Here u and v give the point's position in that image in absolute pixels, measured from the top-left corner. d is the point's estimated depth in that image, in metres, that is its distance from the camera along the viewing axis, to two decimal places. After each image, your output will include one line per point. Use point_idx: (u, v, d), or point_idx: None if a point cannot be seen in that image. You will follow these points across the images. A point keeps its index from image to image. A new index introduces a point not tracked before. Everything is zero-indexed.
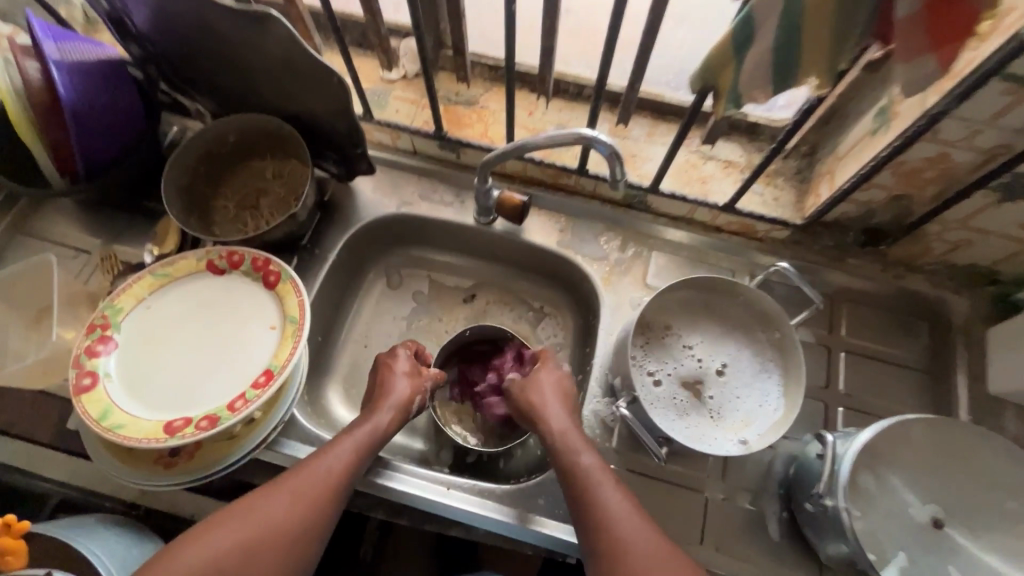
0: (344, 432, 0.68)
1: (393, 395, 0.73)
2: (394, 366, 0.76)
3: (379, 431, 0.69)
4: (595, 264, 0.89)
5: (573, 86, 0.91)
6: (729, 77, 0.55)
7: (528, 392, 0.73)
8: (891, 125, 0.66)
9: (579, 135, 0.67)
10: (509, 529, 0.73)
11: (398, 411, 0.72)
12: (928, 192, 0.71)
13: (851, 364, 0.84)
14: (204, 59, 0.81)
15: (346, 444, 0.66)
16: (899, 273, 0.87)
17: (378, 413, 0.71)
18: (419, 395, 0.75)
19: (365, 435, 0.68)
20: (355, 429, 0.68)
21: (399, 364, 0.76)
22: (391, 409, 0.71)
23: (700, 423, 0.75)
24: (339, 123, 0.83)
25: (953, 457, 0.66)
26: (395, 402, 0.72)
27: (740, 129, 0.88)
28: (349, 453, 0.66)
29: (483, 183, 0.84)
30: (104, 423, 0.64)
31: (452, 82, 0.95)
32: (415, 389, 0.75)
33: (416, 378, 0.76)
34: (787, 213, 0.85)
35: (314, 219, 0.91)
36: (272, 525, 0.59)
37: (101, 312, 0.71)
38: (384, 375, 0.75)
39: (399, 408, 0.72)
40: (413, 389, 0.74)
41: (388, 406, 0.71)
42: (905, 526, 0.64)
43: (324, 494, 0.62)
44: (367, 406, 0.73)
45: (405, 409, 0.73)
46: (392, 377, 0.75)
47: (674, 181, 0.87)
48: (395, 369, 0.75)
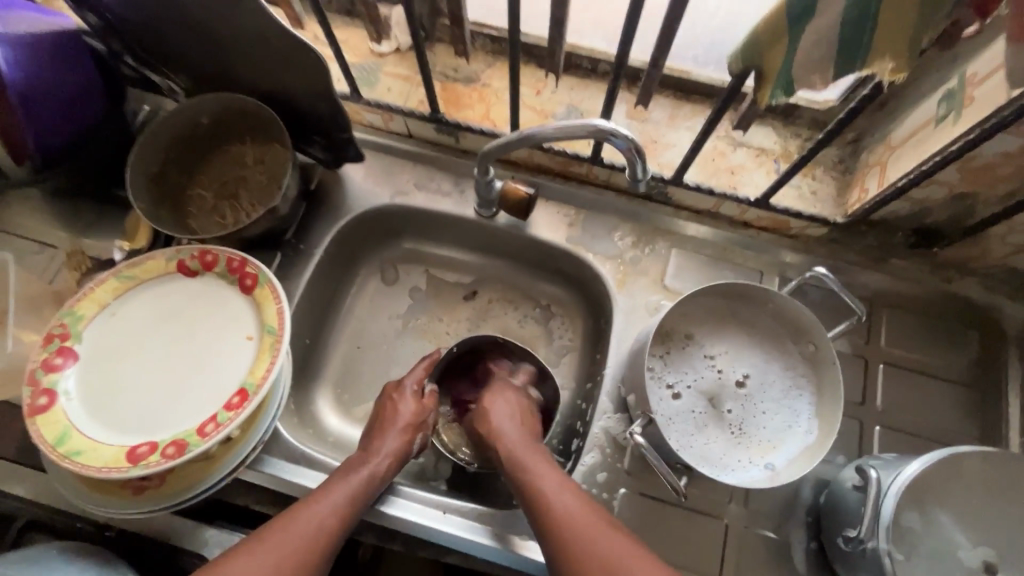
0: (336, 479, 0.63)
1: (394, 437, 0.69)
2: (398, 403, 0.72)
3: (377, 478, 0.65)
4: (609, 263, 0.80)
5: (586, 61, 0.80)
6: (781, 57, 0.45)
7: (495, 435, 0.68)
8: (963, 112, 0.56)
9: (595, 127, 0.58)
10: (510, 559, 0.66)
11: (396, 456, 0.68)
12: (999, 190, 0.61)
13: (893, 378, 0.75)
14: (167, 31, 0.72)
15: (337, 494, 0.62)
16: (949, 276, 0.77)
17: (377, 456, 0.67)
18: (420, 433, 0.72)
19: (362, 481, 0.64)
20: (351, 475, 0.64)
21: (404, 402, 0.73)
22: (392, 452, 0.68)
23: (724, 445, 0.68)
24: (322, 105, 0.73)
25: (1008, 493, 0.59)
26: (397, 445, 0.69)
27: (776, 111, 0.77)
28: (342, 502, 0.61)
29: (484, 173, 0.75)
30: (60, 449, 0.58)
31: (451, 55, 0.85)
32: (419, 428, 0.72)
33: (420, 414, 0.72)
34: (826, 209, 0.75)
35: (298, 211, 0.82)
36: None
37: (60, 320, 0.64)
38: (387, 415, 0.71)
39: (399, 452, 0.68)
40: (416, 428, 0.71)
41: (388, 449, 0.68)
42: (952, 571, 0.57)
43: (313, 551, 0.57)
44: (362, 447, 0.69)
45: (406, 452, 0.70)
46: (395, 416, 0.71)
47: (699, 171, 0.78)
48: (400, 409, 0.72)
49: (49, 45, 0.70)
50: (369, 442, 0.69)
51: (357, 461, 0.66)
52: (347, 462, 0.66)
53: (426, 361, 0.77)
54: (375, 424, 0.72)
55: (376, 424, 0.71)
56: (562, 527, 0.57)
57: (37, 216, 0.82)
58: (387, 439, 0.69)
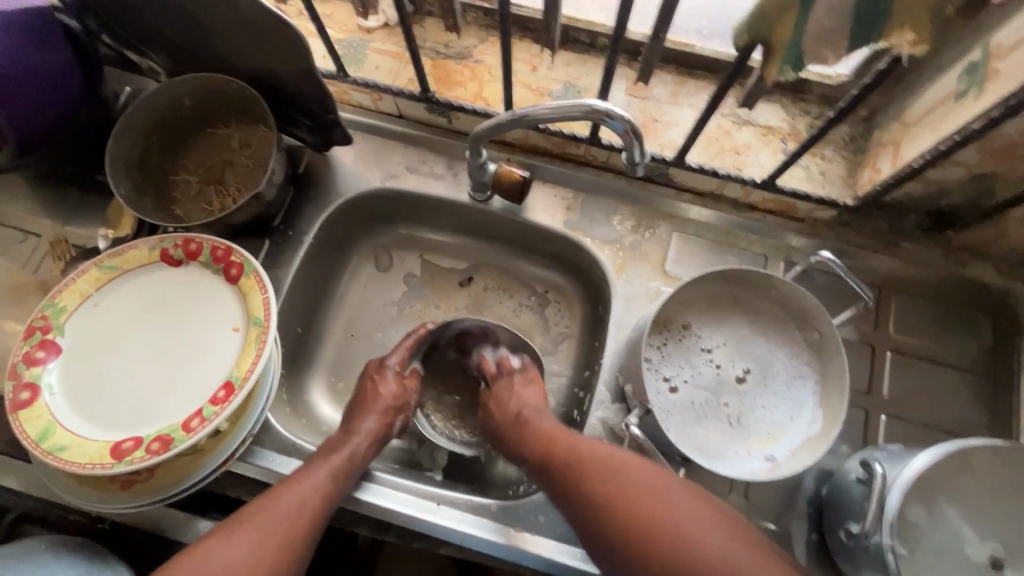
0: (316, 460, 0.63)
1: (374, 417, 0.69)
2: (379, 384, 0.71)
3: (358, 457, 0.65)
4: (607, 248, 0.78)
5: (584, 34, 0.76)
6: (789, 29, 0.42)
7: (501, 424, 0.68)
8: (986, 87, 0.52)
9: (590, 107, 0.55)
10: (505, 550, 0.66)
11: (376, 435, 0.68)
12: (1020, 171, 0.57)
13: (899, 366, 0.72)
14: (142, 8, 0.68)
15: (318, 474, 0.61)
16: (962, 260, 0.74)
17: (355, 437, 0.66)
18: (401, 414, 0.72)
19: (343, 460, 0.63)
20: (331, 456, 0.63)
21: (385, 382, 0.72)
22: (370, 432, 0.67)
23: (722, 436, 0.66)
24: (306, 85, 0.70)
25: (1018, 487, 0.57)
26: (375, 425, 0.68)
27: (784, 86, 0.73)
28: (324, 481, 0.60)
29: (476, 155, 0.71)
30: (44, 445, 0.57)
31: (441, 30, 0.81)
32: (400, 409, 0.71)
33: (401, 396, 0.72)
34: (835, 190, 0.72)
35: (286, 196, 0.80)
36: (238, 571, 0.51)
37: (41, 312, 0.63)
38: (367, 396, 0.70)
39: (378, 433, 0.68)
40: (396, 410, 0.71)
41: (366, 429, 0.67)
42: (957, 566, 0.56)
43: (298, 529, 0.56)
44: (342, 427, 0.68)
45: (386, 433, 0.69)
46: (376, 398, 0.70)
47: (702, 152, 0.74)
48: (380, 391, 0.71)
49: (19, 22, 0.66)
50: (349, 422, 0.69)
51: (336, 442, 0.66)
52: (326, 444, 0.65)
53: (411, 339, 0.75)
54: (356, 404, 0.71)
55: (357, 404, 0.70)
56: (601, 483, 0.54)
57: (18, 204, 0.80)
58: (366, 420, 0.68)
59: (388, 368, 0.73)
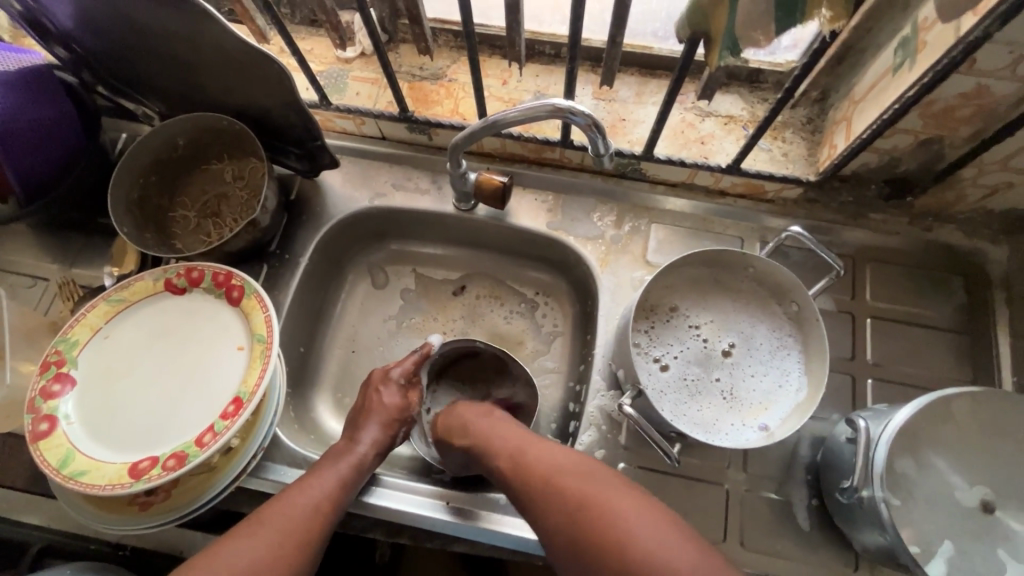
0: (324, 464, 0.65)
1: (377, 426, 0.70)
2: (383, 397, 0.73)
3: (363, 466, 0.66)
4: (590, 244, 0.81)
5: (549, 46, 0.81)
6: (723, 18, 0.46)
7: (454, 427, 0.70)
8: (916, 58, 0.56)
9: (554, 106, 0.59)
10: (514, 540, 0.67)
11: (378, 445, 0.70)
12: (963, 133, 0.61)
13: (879, 331, 0.75)
14: (135, 58, 0.73)
15: (330, 475, 0.63)
16: (927, 225, 0.78)
17: (361, 445, 0.68)
18: (405, 425, 0.74)
19: (350, 468, 0.65)
20: (339, 463, 0.65)
21: (388, 394, 0.73)
22: (373, 442, 0.69)
23: (714, 409, 0.68)
24: (291, 115, 0.75)
25: (997, 432, 0.60)
26: (376, 435, 0.70)
27: (740, 77, 0.78)
28: (334, 484, 0.63)
29: (457, 166, 0.76)
30: (64, 472, 0.59)
31: (415, 55, 0.86)
32: (402, 420, 0.73)
33: (404, 404, 0.74)
34: (798, 169, 0.76)
35: (281, 221, 0.84)
36: (258, 567, 0.53)
37: (55, 348, 0.66)
38: (372, 405, 0.72)
39: (380, 441, 0.70)
40: (399, 422, 0.73)
41: (369, 438, 0.69)
42: (950, 513, 0.57)
43: (312, 530, 0.58)
44: (345, 432, 0.71)
45: (388, 444, 0.71)
46: (379, 408, 0.72)
47: (669, 144, 0.78)
48: (384, 401, 0.73)
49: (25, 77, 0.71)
50: (352, 430, 0.70)
51: (340, 450, 0.67)
52: (330, 452, 0.67)
53: (417, 355, 0.77)
54: (357, 414, 0.72)
55: (359, 414, 0.72)
56: (553, 488, 0.55)
57: (27, 251, 0.84)
58: (369, 429, 0.70)
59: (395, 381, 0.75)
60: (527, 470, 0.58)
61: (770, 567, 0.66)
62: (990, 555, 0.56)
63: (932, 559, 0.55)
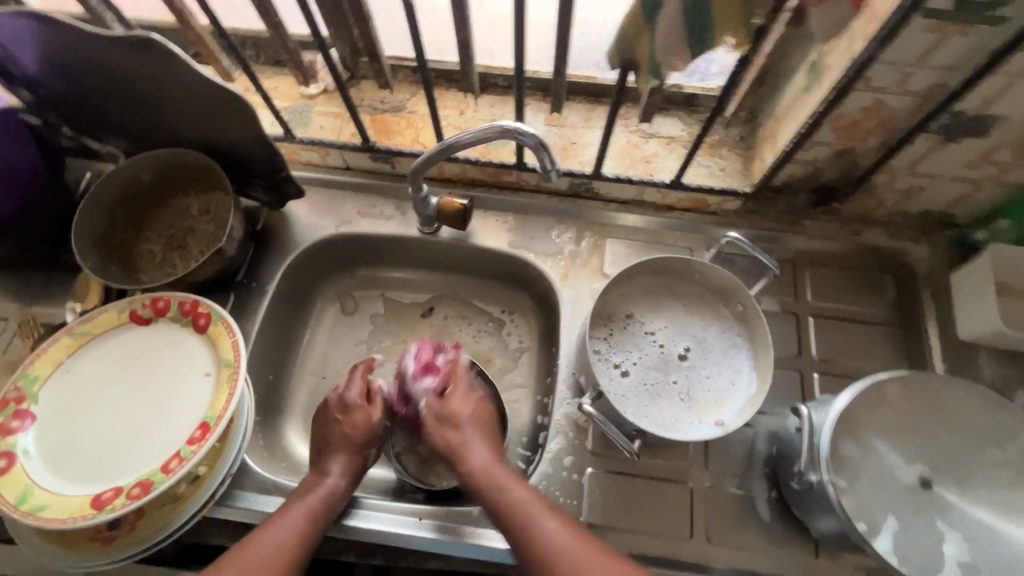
0: (294, 498, 0.65)
1: (344, 455, 0.69)
2: (344, 423, 0.71)
3: (331, 496, 0.66)
4: (550, 260, 0.85)
5: (501, 79, 0.87)
6: (646, 45, 0.52)
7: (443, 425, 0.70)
8: (821, 79, 0.64)
9: (504, 128, 0.64)
10: (490, 552, 0.68)
11: (349, 474, 0.69)
12: (871, 142, 0.69)
13: (822, 328, 0.81)
14: (103, 100, 0.76)
15: (299, 508, 0.64)
16: (857, 229, 0.85)
17: (330, 477, 0.67)
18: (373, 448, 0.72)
19: (319, 498, 0.65)
20: (308, 496, 0.65)
21: (349, 417, 0.72)
22: (342, 471, 0.68)
23: (673, 408, 0.72)
24: (257, 149, 0.78)
25: (928, 412, 0.64)
26: (345, 464, 0.69)
27: (677, 102, 0.86)
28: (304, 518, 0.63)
29: (418, 190, 0.80)
30: (23, 508, 0.58)
31: (376, 90, 0.91)
32: (368, 443, 0.71)
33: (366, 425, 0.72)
34: (735, 182, 0.82)
35: (248, 251, 0.86)
36: None
37: (14, 384, 0.65)
38: (334, 434, 0.70)
39: (349, 470, 0.69)
40: (366, 446, 0.71)
41: (339, 468, 0.68)
42: (893, 491, 0.61)
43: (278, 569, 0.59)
44: (314, 462, 0.70)
45: (358, 471, 0.70)
46: (343, 436, 0.70)
47: (617, 164, 0.84)
48: (347, 427, 0.71)
49: None
50: (320, 460, 0.70)
51: (310, 483, 0.67)
52: (301, 484, 0.67)
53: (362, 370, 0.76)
54: (322, 441, 0.71)
55: (324, 445, 0.71)
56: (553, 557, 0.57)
57: None
58: (337, 458, 0.69)
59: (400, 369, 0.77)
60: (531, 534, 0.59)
61: (736, 560, 0.69)
62: (932, 528, 0.59)
63: (878, 534, 0.59)
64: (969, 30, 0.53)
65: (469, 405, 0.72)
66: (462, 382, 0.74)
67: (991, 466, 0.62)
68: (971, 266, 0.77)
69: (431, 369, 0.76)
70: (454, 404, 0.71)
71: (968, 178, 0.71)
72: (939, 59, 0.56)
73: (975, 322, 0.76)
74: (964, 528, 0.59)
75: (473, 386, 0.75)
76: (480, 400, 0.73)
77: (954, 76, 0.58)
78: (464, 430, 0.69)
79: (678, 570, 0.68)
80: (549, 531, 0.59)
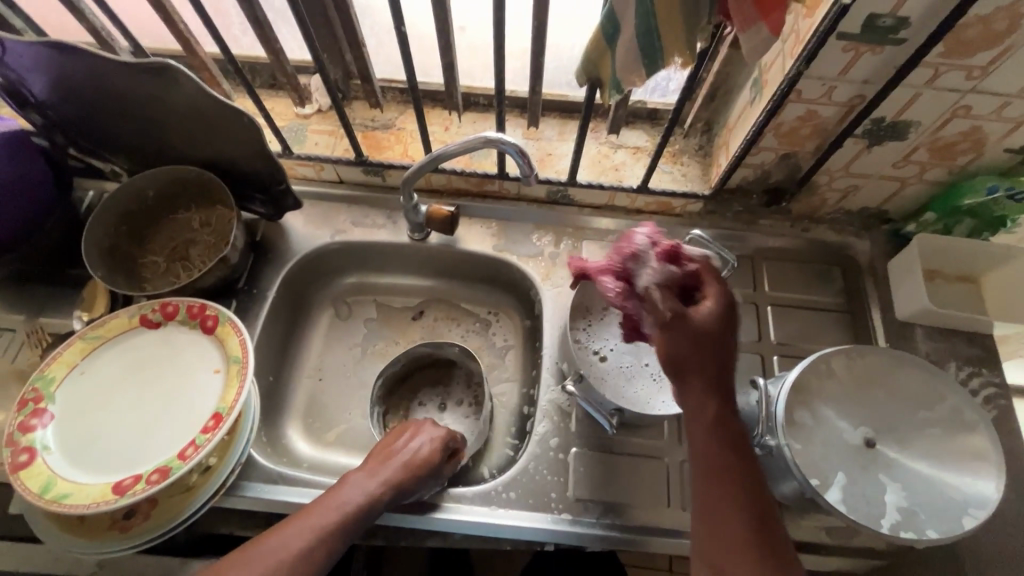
0: (322, 498, 0.62)
1: (393, 468, 0.67)
2: (402, 445, 0.71)
3: (363, 502, 0.63)
4: (532, 261, 0.93)
5: (482, 98, 0.96)
6: (609, 65, 0.60)
7: (675, 330, 0.54)
8: (762, 93, 0.73)
9: (487, 138, 0.72)
10: (485, 528, 0.74)
11: (391, 487, 0.66)
12: (809, 147, 0.79)
13: (778, 315, 0.89)
14: (111, 120, 0.81)
15: (322, 516, 0.60)
16: (805, 226, 0.95)
17: (371, 487, 0.65)
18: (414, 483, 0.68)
19: (347, 507, 0.62)
20: (335, 501, 0.62)
21: (405, 445, 0.71)
22: (385, 482, 0.66)
23: (647, 388, 0.79)
24: (257, 163, 0.84)
25: (870, 381, 0.73)
26: (394, 479, 0.66)
27: (641, 116, 0.95)
28: (322, 528, 0.59)
29: (409, 199, 0.87)
30: (47, 496, 0.62)
31: (367, 110, 0.98)
32: (420, 474, 0.68)
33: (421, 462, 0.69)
34: (696, 186, 0.91)
35: (248, 261, 0.91)
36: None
37: (32, 385, 0.69)
38: (390, 450, 0.70)
39: (394, 483, 0.66)
40: (415, 476, 0.68)
41: (383, 479, 0.66)
42: (842, 451, 0.69)
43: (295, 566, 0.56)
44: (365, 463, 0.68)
45: (400, 494, 0.67)
46: (392, 455, 0.69)
47: (590, 172, 0.93)
48: (401, 449, 0.70)
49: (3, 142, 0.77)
50: (369, 464, 0.68)
51: (339, 487, 0.64)
52: (337, 484, 0.65)
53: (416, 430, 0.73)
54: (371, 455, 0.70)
55: (377, 454, 0.69)
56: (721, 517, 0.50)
57: None
58: (388, 470, 0.67)
59: (637, 252, 0.66)
60: (715, 486, 0.51)
61: None
62: (876, 481, 0.67)
63: (829, 488, 0.66)
64: (878, 49, 0.63)
65: (716, 318, 0.55)
66: (716, 292, 0.57)
67: (924, 425, 0.70)
68: (904, 255, 0.86)
69: (676, 262, 0.63)
70: (700, 308, 0.55)
71: (895, 177, 0.82)
72: (856, 74, 0.67)
73: (909, 303, 0.85)
74: (903, 479, 0.67)
75: (731, 304, 0.57)
76: (728, 317, 0.56)
77: (871, 87, 0.68)
78: (702, 351, 0.53)
79: (658, 537, 0.74)
80: (716, 499, 0.51)
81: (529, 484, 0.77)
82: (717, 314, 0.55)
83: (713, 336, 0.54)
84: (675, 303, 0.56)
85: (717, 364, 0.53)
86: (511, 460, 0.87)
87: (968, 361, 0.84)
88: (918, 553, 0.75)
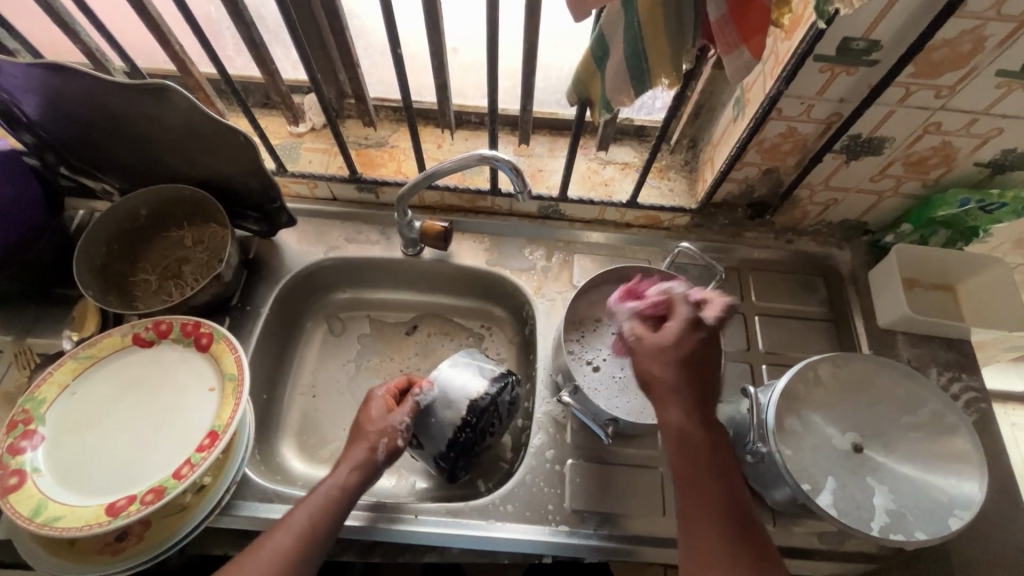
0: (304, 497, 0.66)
1: (359, 446, 0.70)
2: (369, 413, 0.73)
3: (338, 490, 0.66)
4: (525, 275, 0.94)
5: (474, 116, 0.98)
6: (599, 85, 0.63)
7: (642, 357, 0.59)
8: (745, 111, 0.76)
9: (481, 156, 0.74)
10: (482, 541, 0.74)
11: (360, 466, 0.68)
12: (791, 161, 0.82)
13: (766, 325, 0.91)
14: (104, 139, 0.82)
15: (299, 514, 0.63)
16: (789, 238, 0.98)
17: (341, 474, 0.67)
18: (388, 440, 0.71)
19: (322, 503, 0.65)
20: (312, 498, 0.65)
21: (372, 410, 0.73)
22: (353, 462, 0.68)
23: (640, 398, 0.80)
24: (250, 180, 0.85)
25: (856, 387, 0.75)
26: (361, 455, 0.69)
27: (629, 133, 0.98)
28: (303, 523, 0.63)
29: (404, 216, 0.88)
30: (37, 520, 0.61)
31: (360, 128, 1.00)
32: (385, 436, 0.71)
33: (384, 422, 0.72)
34: (683, 200, 0.94)
35: (240, 277, 0.91)
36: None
37: (21, 407, 0.69)
38: (361, 424, 0.72)
39: (364, 462, 0.68)
40: (380, 436, 0.70)
41: (353, 462, 0.68)
42: (831, 456, 0.70)
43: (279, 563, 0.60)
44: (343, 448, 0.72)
45: (370, 465, 0.68)
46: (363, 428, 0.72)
47: (580, 187, 0.95)
48: (370, 421, 0.72)
49: None
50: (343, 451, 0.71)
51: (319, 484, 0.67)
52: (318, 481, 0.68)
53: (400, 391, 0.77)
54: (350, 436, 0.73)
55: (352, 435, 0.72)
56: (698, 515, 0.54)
57: None
58: (353, 449, 0.70)
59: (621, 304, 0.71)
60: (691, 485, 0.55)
61: None
62: (865, 485, 0.69)
63: (820, 492, 0.67)
64: (852, 70, 0.67)
65: (679, 339, 0.59)
66: (679, 314, 0.60)
67: (909, 429, 0.72)
68: (884, 265, 0.89)
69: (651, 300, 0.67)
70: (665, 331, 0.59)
71: (873, 190, 0.85)
72: (832, 93, 0.70)
73: (890, 311, 0.88)
74: (890, 483, 0.69)
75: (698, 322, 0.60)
76: (694, 339, 0.59)
77: (847, 105, 0.72)
78: (667, 367, 0.57)
79: (652, 546, 0.75)
80: (694, 499, 0.54)
81: (525, 497, 0.77)
82: (682, 335, 0.59)
83: (679, 353, 0.58)
84: (643, 332, 0.61)
85: (686, 380, 0.57)
86: (504, 472, 0.87)
87: (948, 366, 0.87)
88: (906, 555, 0.76)
